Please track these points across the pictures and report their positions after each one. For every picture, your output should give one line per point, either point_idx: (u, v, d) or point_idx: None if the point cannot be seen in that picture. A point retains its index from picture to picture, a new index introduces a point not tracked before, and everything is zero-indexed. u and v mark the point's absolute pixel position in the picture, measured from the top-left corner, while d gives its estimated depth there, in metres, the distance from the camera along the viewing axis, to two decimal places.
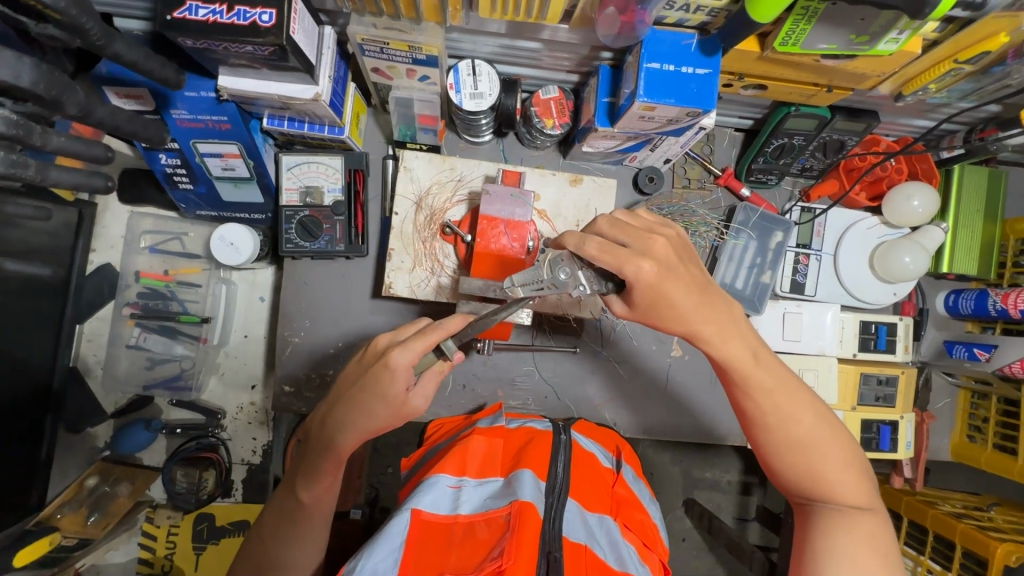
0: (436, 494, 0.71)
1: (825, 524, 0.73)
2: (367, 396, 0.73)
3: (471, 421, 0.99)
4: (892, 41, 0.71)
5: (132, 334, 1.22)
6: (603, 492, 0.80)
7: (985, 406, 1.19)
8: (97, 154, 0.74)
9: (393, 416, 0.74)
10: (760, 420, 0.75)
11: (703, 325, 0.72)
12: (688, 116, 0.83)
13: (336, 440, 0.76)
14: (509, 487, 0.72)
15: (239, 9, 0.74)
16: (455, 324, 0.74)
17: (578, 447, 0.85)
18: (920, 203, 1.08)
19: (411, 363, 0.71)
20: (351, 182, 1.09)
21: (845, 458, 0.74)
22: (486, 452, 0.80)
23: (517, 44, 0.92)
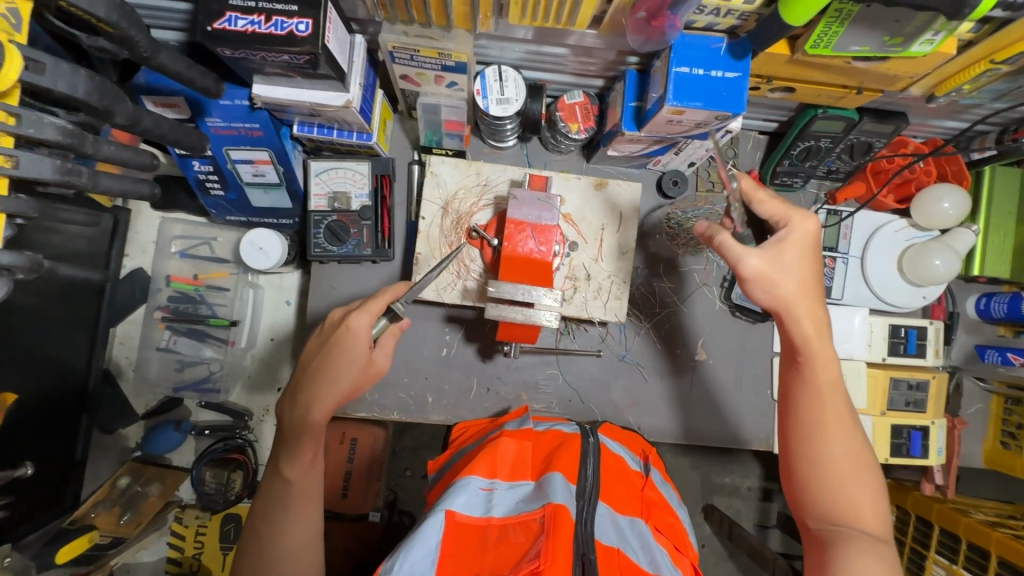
0: (469, 495, 0.72)
1: (844, 550, 0.71)
2: (333, 357, 0.83)
3: (496, 424, 0.99)
4: (926, 42, 0.71)
5: (162, 337, 1.27)
6: (632, 495, 0.81)
7: (1020, 412, 1.16)
8: (142, 163, 0.76)
9: (360, 374, 0.85)
10: (804, 435, 0.77)
11: (801, 301, 0.75)
12: (716, 120, 0.83)
13: (314, 409, 0.83)
14: (541, 490, 0.73)
15: (276, 19, 0.75)
16: (401, 287, 0.87)
17: (606, 451, 0.85)
18: (951, 206, 1.07)
19: (369, 323, 0.83)
20: (378, 187, 1.11)
21: (875, 504, 0.74)
22: (515, 454, 0.81)
23: (544, 49, 0.93)
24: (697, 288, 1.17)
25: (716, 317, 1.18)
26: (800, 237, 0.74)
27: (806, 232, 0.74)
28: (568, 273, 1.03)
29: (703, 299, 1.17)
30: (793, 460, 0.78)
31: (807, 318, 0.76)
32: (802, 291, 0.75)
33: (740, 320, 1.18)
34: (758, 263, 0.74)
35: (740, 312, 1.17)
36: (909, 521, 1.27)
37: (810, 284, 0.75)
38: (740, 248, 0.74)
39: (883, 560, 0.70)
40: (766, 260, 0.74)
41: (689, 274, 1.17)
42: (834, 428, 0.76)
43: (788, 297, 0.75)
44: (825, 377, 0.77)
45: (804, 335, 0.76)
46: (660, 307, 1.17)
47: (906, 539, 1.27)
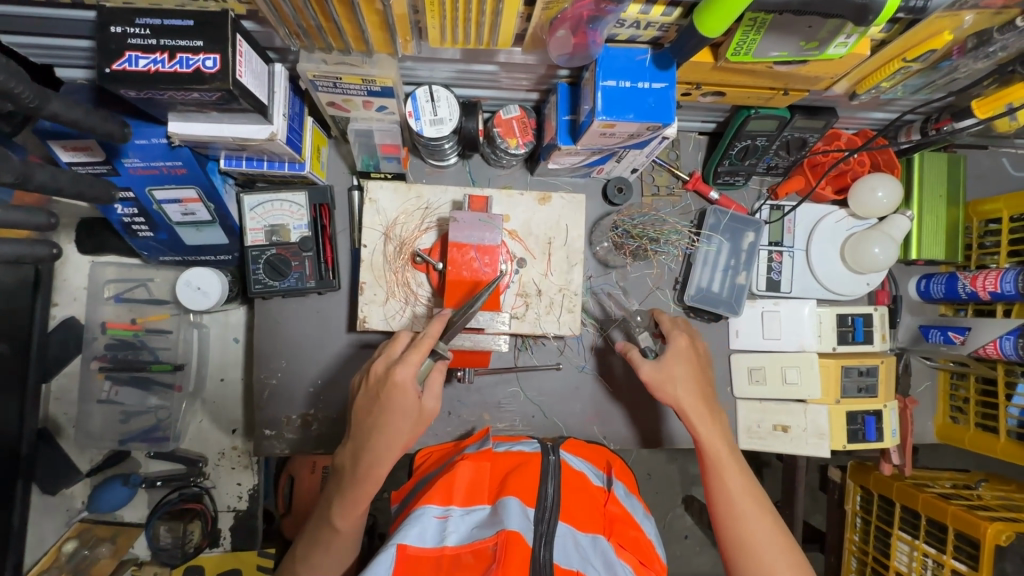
0: (421, 527, 0.70)
1: None
2: (389, 416, 0.80)
3: (458, 447, 0.98)
4: (841, 45, 0.72)
5: (103, 388, 1.18)
6: (594, 510, 0.80)
7: (964, 386, 1.20)
8: (37, 223, 0.71)
9: (415, 424, 0.82)
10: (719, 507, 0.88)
11: (688, 397, 0.92)
12: (648, 130, 0.83)
13: (372, 470, 0.81)
14: (496, 515, 0.71)
15: (181, 56, 0.71)
16: (437, 329, 0.82)
17: (567, 467, 0.85)
18: (884, 194, 1.09)
19: (414, 373, 0.79)
20: (317, 217, 1.07)
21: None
22: (472, 477, 0.79)
23: (473, 67, 0.91)
24: (651, 292, 1.18)
25: None
26: (684, 350, 0.94)
27: (679, 343, 0.95)
28: (518, 290, 1.02)
29: (658, 302, 1.18)
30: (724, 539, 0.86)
31: (696, 412, 0.91)
32: (688, 390, 0.92)
33: (697, 320, 1.18)
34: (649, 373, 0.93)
35: (695, 312, 1.18)
36: (873, 500, 1.31)
37: (698, 383, 0.92)
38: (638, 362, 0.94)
39: None
40: (658, 368, 0.92)
41: (640, 279, 1.18)
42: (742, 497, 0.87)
43: (683, 397, 0.91)
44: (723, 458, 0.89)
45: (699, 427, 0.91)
46: (619, 315, 1.16)
47: (872, 518, 1.30)
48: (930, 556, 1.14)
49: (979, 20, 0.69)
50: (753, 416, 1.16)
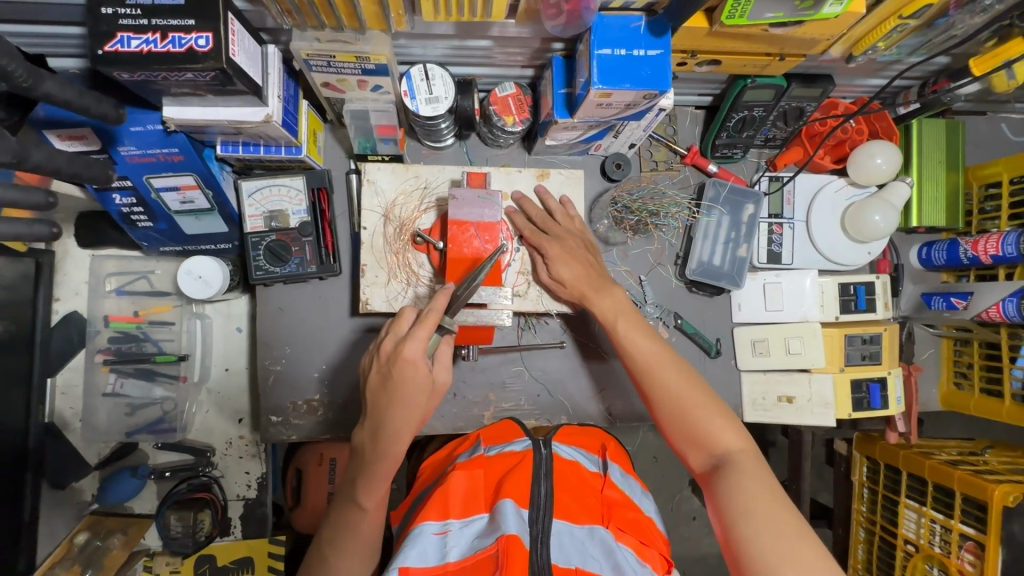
0: (422, 544, 0.70)
1: (726, 478, 0.77)
2: (403, 392, 0.80)
3: (451, 457, 0.98)
4: (836, 3, 0.71)
5: (108, 381, 1.19)
6: (591, 500, 0.81)
7: (969, 352, 1.20)
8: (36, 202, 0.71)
9: (429, 397, 0.83)
10: (652, 401, 0.87)
11: (581, 281, 0.96)
12: (645, 99, 0.82)
13: (393, 448, 0.82)
14: (494, 521, 0.72)
15: (173, 35, 0.70)
16: (443, 302, 0.82)
17: (559, 459, 0.86)
18: (884, 160, 1.08)
19: (424, 347, 0.79)
20: (315, 202, 1.07)
21: (731, 428, 0.82)
22: (467, 487, 0.80)
23: (467, 43, 0.91)
24: (652, 268, 1.18)
25: (675, 295, 1.18)
26: (568, 227, 1.00)
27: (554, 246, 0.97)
28: (520, 269, 1.02)
29: (660, 278, 1.18)
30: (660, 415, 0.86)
31: (596, 294, 0.95)
32: (584, 283, 0.95)
33: (698, 294, 1.18)
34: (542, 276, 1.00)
35: (697, 287, 1.18)
36: (880, 469, 1.31)
37: (590, 274, 0.96)
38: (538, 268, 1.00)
39: (758, 495, 0.74)
40: (551, 278, 0.99)
41: (641, 255, 1.17)
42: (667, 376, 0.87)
43: (579, 289, 0.96)
44: (633, 335, 0.91)
45: (601, 305, 0.94)
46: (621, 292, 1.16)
47: (879, 488, 1.31)
48: (938, 522, 1.14)
49: None
50: (758, 388, 1.16)
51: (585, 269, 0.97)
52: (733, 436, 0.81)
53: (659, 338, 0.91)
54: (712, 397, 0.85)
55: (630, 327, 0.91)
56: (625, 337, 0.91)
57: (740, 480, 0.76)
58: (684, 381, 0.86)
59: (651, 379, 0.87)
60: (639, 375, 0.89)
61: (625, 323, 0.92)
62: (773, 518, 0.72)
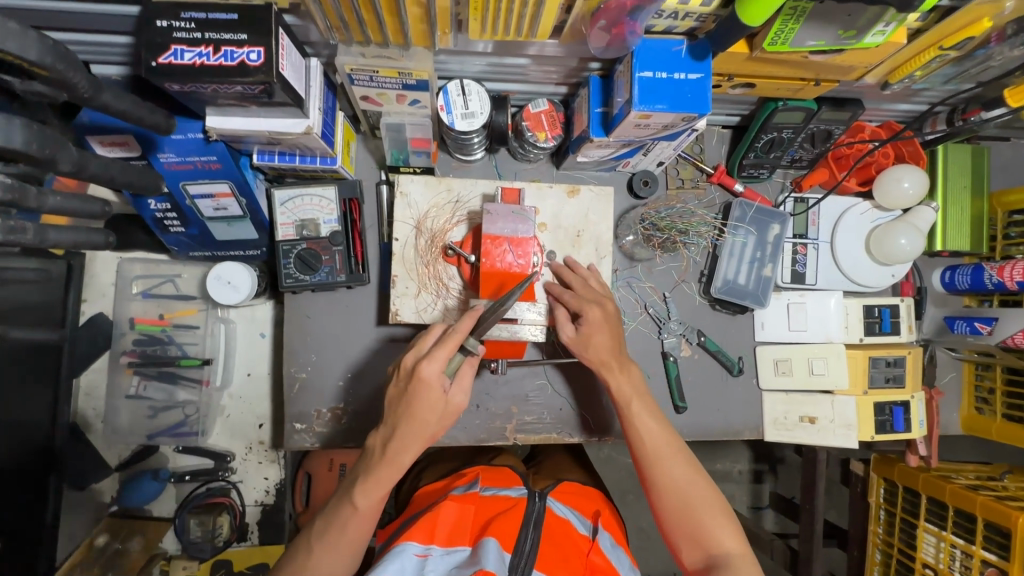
0: (401, 563, 0.74)
1: None
2: (415, 406, 0.80)
3: (447, 488, 1.00)
4: (879, 33, 0.72)
5: (131, 383, 1.21)
6: (575, 559, 0.79)
7: (990, 377, 1.20)
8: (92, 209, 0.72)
9: (442, 419, 0.83)
10: (654, 490, 0.86)
11: (608, 357, 0.93)
12: (682, 121, 0.83)
13: (400, 456, 0.82)
14: (474, 556, 0.74)
15: (225, 49, 0.71)
16: (468, 323, 0.82)
17: (554, 514, 0.87)
18: (911, 185, 1.09)
19: (442, 368, 0.79)
20: (347, 212, 1.07)
21: (732, 531, 0.82)
22: (456, 518, 0.83)
23: (505, 61, 0.92)
24: (676, 286, 1.18)
25: (698, 312, 1.19)
26: (594, 292, 0.96)
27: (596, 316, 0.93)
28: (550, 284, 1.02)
29: (683, 295, 1.18)
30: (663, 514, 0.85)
31: (618, 373, 0.93)
32: (610, 355, 0.93)
33: (721, 312, 1.19)
34: (569, 338, 0.94)
35: (720, 305, 1.19)
36: (898, 492, 1.31)
37: (617, 345, 0.94)
38: (562, 323, 0.95)
39: None
40: (578, 334, 0.94)
41: (665, 272, 1.18)
42: (674, 467, 0.86)
43: (602, 361, 0.93)
44: (646, 423, 0.89)
45: (618, 390, 0.92)
46: (646, 308, 1.17)
47: (896, 510, 1.31)
48: (958, 547, 1.14)
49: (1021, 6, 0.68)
50: (779, 408, 1.16)
51: (611, 335, 0.94)
52: (734, 541, 0.81)
53: (671, 429, 0.90)
54: (717, 497, 0.85)
55: (646, 415, 0.90)
56: (639, 422, 0.90)
57: None
58: (691, 476, 0.85)
59: (658, 472, 0.86)
60: (647, 464, 0.87)
61: (641, 412, 0.90)
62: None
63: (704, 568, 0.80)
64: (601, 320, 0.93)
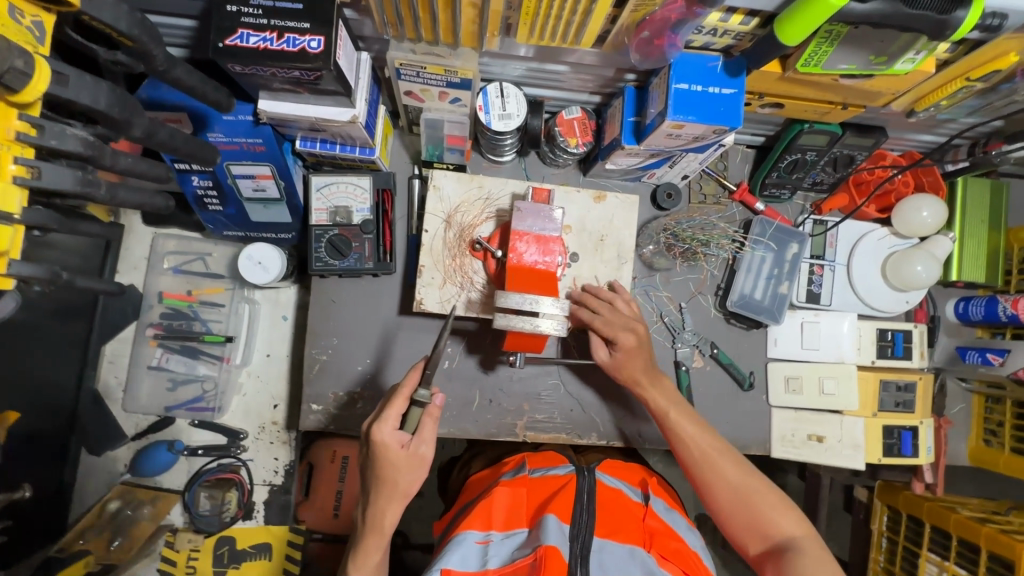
0: (464, 554, 0.76)
1: (791, 558, 0.80)
2: (376, 469, 0.84)
3: (495, 474, 1.00)
4: (909, 61, 0.75)
5: (154, 354, 1.25)
6: (633, 525, 0.83)
7: (999, 410, 1.21)
8: (155, 173, 0.77)
9: (412, 473, 0.84)
10: (707, 491, 0.91)
11: (644, 373, 1.00)
12: (713, 133, 0.87)
13: (380, 521, 0.85)
14: (535, 535, 0.77)
15: (289, 36, 0.75)
16: (412, 378, 0.86)
17: (604, 486, 0.89)
18: (930, 213, 1.12)
19: (393, 428, 0.83)
20: (379, 202, 1.11)
21: (789, 514, 0.86)
22: (509, 502, 0.86)
23: (545, 67, 0.96)
24: (692, 297, 1.20)
25: (712, 325, 1.21)
26: (624, 315, 0.99)
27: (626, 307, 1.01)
28: (571, 284, 1.05)
29: (700, 307, 1.21)
30: (718, 511, 0.90)
31: (659, 394, 0.99)
32: (642, 373, 1.00)
33: (735, 326, 1.21)
34: (604, 361, 1.03)
35: (735, 319, 1.21)
36: (901, 520, 1.31)
37: (649, 359, 1.01)
38: (600, 348, 1.02)
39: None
40: (612, 358, 1.01)
41: (682, 283, 1.21)
42: (725, 466, 0.91)
43: (636, 378, 1.00)
44: (687, 427, 0.95)
45: (660, 408, 0.98)
46: (661, 317, 1.19)
47: (899, 538, 1.31)
48: None
49: None
50: (787, 425, 1.17)
51: (644, 354, 1.00)
52: (794, 524, 0.85)
53: (709, 428, 0.96)
54: (767, 484, 0.89)
55: (689, 424, 0.96)
56: (685, 434, 0.95)
57: (803, 559, 0.79)
58: (740, 469, 0.90)
59: (706, 474, 0.91)
60: (695, 466, 0.92)
61: (684, 425, 0.96)
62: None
63: (770, 553, 0.84)
64: (636, 346, 0.99)
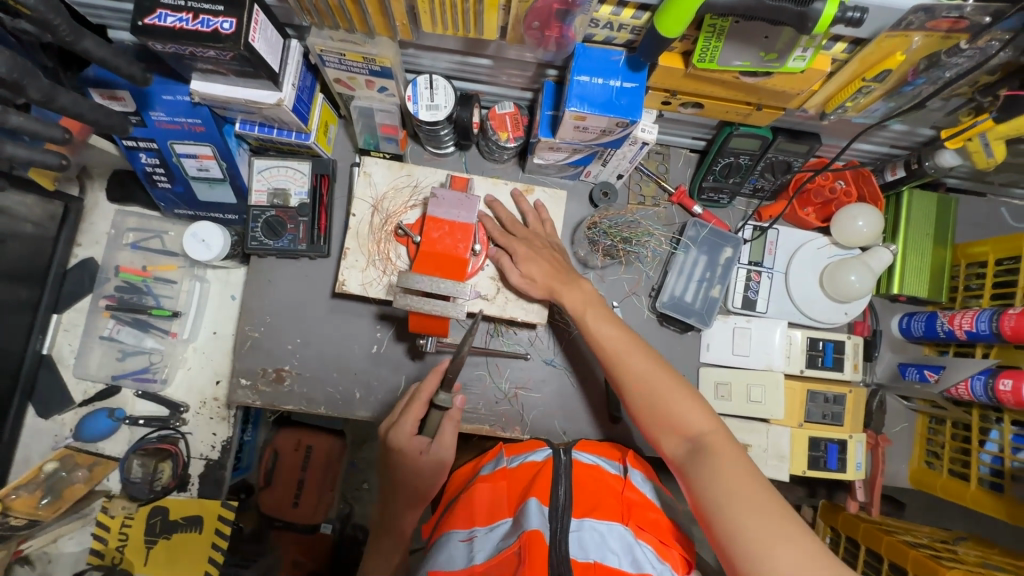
0: (451, 554, 0.74)
1: (700, 461, 0.79)
2: (395, 468, 0.91)
3: (474, 468, 0.97)
4: (799, 58, 0.75)
5: (107, 325, 1.30)
6: (611, 500, 0.81)
7: (943, 432, 1.16)
8: (54, 135, 0.84)
9: (432, 474, 0.91)
10: (622, 386, 0.91)
11: (549, 273, 1.01)
12: (618, 127, 0.88)
13: (399, 522, 0.94)
14: (516, 522, 0.74)
15: (203, 17, 0.81)
16: (431, 383, 0.91)
17: (580, 466, 0.85)
18: (865, 224, 1.10)
19: (409, 433, 0.90)
20: (317, 186, 1.15)
21: (699, 411, 0.84)
22: (491, 496, 0.82)
23: (470, 60, 0.99)
24: (626, 296, 1.19)
25: (645, 326, 1.19)
26: (538, 233, 1.05)
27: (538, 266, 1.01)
28: (493, 274, 1.05)
29: (633, 307, 1.19)
30: (633, 404, 0.89)
31: (568, 297, 0.99)
32: (553, 279, 1.00)
33: (668, 329, 1.19)
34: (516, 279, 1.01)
35: (668, 321, 1.18)
36: (841, 542, 1.26)
37: (559, 270, 1.02)
38: (506, 265, 1.01)
39: (743, 474, 0.76)
40: (520, 276, 1.00)
41: (616, 282, 1.20)
42: (635, 363, 0.91)
43: (548, 286, 1.00)
44: (603, 333, 0.95)
45: (574, 310, 0.99)
46: None
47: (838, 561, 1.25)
48: None
49: (928, 43, 0.72)
50: None
51: (552, 263, 1.02)
52: (705, 421, 0.83)
53: (628, 332, 0.96)
54: (678, 379, 0.88)
55: (608, 328, 0.96)
56: (596, 333, 0.96)
57: (712, 463, 0.78)
58: (648, 368, 0.90)
59: (618, 371, 0.91)
60: (607, 362, 0.93)
61: (601, 329, 0.96)
62: (743, 497, 0.73)
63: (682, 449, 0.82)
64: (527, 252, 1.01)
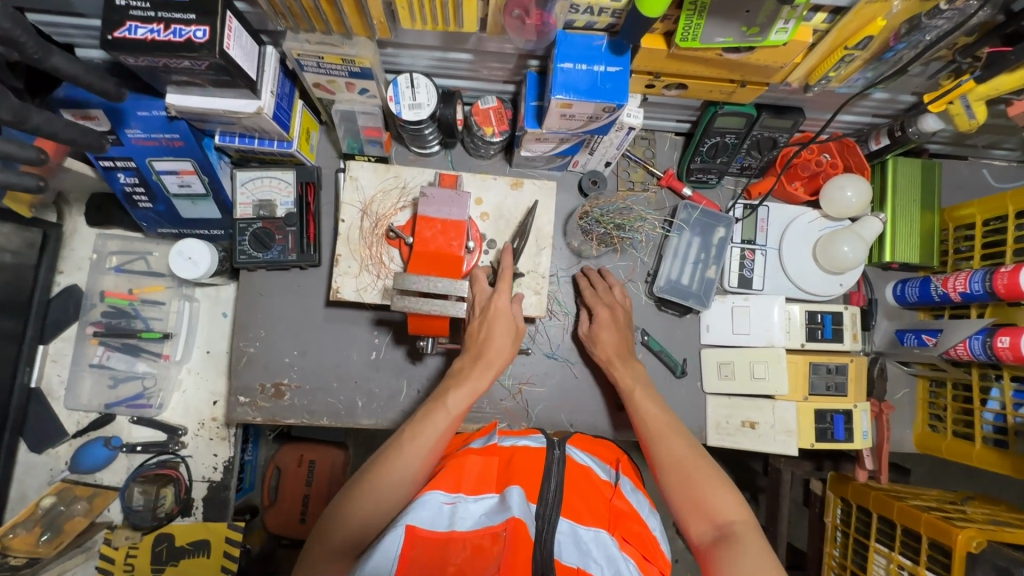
0: (431, 511, 0.72)
1: (732, 548, 0.74)
2: (490, 322, 0.92)
3: (466, 441, 0.96)
4: (781, 30, 0.75)
5: (96, 352, 1.27)
6: (600, 505, 0.78)
7: (944, 394, 1.18)
8: (28, 157, 0.81)
9: (516, 336, 0.93)
10: (656, 464, 0.87)
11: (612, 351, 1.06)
12: (605, 112, 0.88)
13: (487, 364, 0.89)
14: (503, 503, 0.72)
15: (175, 27, 0.79)
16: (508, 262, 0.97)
17: (573, 463, 0.84)
18: (854, 194, 1.10)
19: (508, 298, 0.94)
20: (303, 195, 1.13)
21: (732, 497, 0.80)
22: (480, 472, 0.81)
23: (450, 55, 0.98)
24: (623, 284, 1.20)
25: (645, 312, 1.19)
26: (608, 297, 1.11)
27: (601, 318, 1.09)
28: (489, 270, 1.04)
29: (630, 294, 1.20)
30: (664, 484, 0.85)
31: (624, 375, 1.03)
32: (615, 354, 1.06)
33: (667, 313, 1.20)
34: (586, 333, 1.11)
35: (666, 306, 1.19)
36: (852, 512, 1.27)
37: (621, 346, 1.07)
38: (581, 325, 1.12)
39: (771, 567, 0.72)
40: (589, 332, 1.09)
41: (613, 270, 1.20)
42: (675, 445, 0.88)
43: (608, 355, 1.06)
44: (649, 412, 0.95)
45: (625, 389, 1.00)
46: None
47: (850, 530, 1.26)
48: (905, 568, 1.09)
49: (908, 7, 0.73)
50: (721, 412, 1.15)
51: (617, 334, 1.08)
52: (735, 508, 0.79)
53: (670, 416, 0.94)
54: (711, 461, 0.85)
55: (653, 406, 0.96)
56: (642, 410, 0.95)
57: (743, 554, 0.73)
58: (681, 446, 0.87)
59: (655, 449, 0.89)
60: (649, 436, 0.91)
61: (647, 407, 0.96)
62: None
63: (710, 536, 0.78)
64: (605, 319, 1.08)
